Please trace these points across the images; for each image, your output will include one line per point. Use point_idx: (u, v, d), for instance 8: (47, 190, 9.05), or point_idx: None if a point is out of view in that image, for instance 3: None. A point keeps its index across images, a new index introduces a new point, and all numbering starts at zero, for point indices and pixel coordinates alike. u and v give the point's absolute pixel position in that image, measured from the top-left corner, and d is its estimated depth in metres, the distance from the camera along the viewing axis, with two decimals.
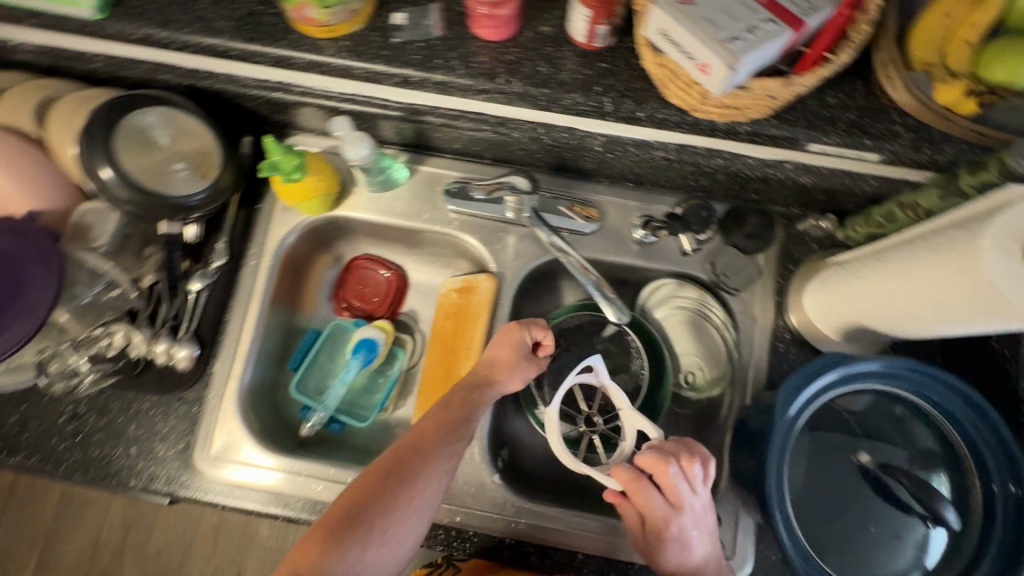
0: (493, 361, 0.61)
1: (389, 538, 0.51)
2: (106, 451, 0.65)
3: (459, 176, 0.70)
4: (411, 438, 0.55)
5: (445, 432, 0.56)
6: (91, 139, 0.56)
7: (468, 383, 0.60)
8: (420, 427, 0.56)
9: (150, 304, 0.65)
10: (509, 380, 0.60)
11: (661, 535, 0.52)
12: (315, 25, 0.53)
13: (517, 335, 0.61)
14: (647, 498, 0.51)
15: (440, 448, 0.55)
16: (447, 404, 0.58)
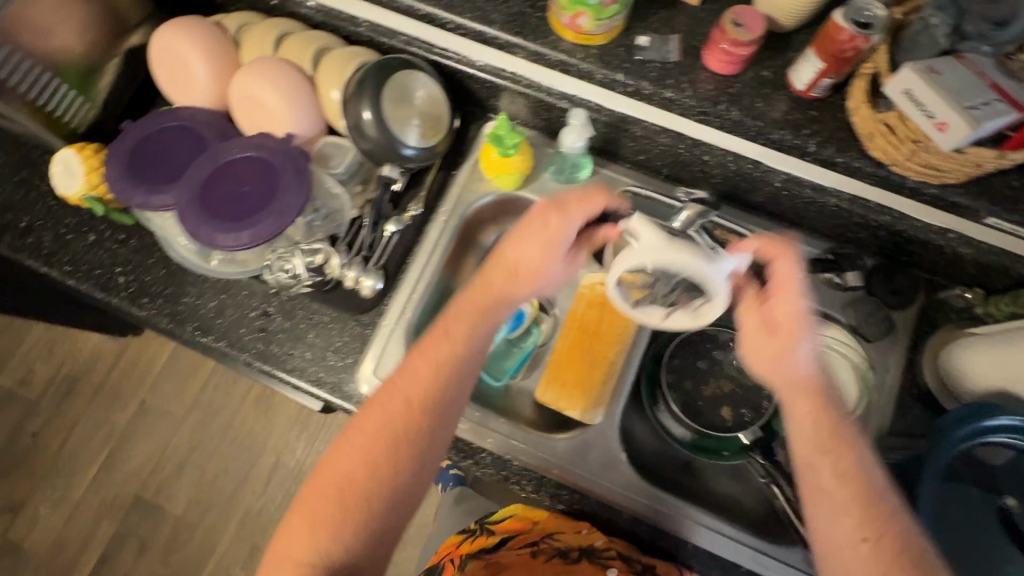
0: (517, 252, 0.60)
1: (395, 491, 0.55)
2: (284, 350, 0.73)
3: (633, 184, 0.78)
4: (408, 391, 0.57)
5: (443, 381, 0.57)
6: (364, 87, 0.67)
7: (485, 300, 0.60)
8: (410, 376, 0.57)
9: (354, 233, 0.75)
10: (541, 279, 0.60)
11: (795, 319, 0.55)
12: (579, 31, 0.63)
13: (554, 225, 0.59)
14: (779, 268, 0.56)
15: (437, 397, 0.57)
16: (438, 345, 0.58)
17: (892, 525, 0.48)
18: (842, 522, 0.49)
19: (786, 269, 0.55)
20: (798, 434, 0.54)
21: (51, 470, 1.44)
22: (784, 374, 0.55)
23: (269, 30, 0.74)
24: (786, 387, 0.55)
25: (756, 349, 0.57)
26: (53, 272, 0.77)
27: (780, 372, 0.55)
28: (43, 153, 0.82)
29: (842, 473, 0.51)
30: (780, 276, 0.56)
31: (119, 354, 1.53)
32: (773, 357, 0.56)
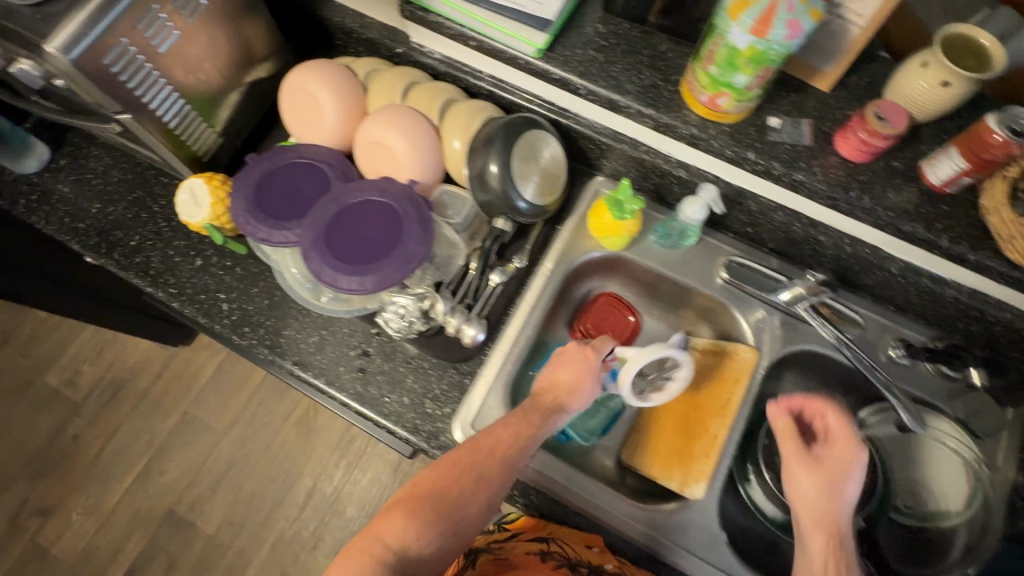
0: (568, 386, 0.68)
1: (466, 519, 0.59)
2: (381, 393, 0.73)
3: (736, 254, 0.79)
4: (495, 444, 0.61)
5: (520, 447, 0.62)
6: (493, 142, 0.69)
7: (548, 403, 0.66)
8: (498, 434, 0.62)
9: (460, 280, 0.75)
10: (582, 403, 0.68)
11: (842, 464, 0.62)
12: (716, 109, 0.64)
13: (593, 360, 0.69)
14: (831, 422, 0.65)
15: (515, 461, 0.62)
16: (521, 419, 0.64)
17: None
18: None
19: (842, 426, 0.64)
20: (817, 543, 0.58)
21: (88, 476, 1.43)
22: (820, 501, 0.60)
23: (398, 78, 0.76)
24: (823, 511, 0.59)
25: (805, 476, 0.62)
26: (159, 292, 0.78)
27: (818, 487, 0.61)
28: (156, 174, 0.83)
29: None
30: (836, 428, 0.64)
31: (166, 363, 1.52)
32: (819, 478, 0.61)
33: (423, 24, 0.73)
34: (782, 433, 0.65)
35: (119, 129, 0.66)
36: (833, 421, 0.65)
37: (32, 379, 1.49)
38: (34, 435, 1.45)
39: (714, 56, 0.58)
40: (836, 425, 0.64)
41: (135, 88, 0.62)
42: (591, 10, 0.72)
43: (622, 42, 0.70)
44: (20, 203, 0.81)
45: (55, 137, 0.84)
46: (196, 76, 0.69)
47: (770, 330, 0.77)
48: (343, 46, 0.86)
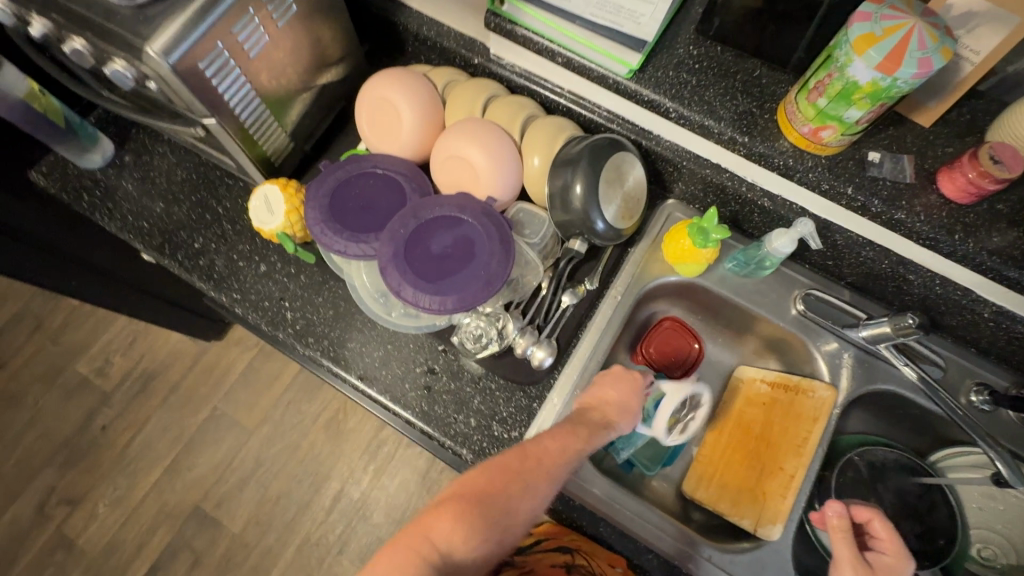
0: (613, 405, 0.63)
1: (521, 517, 0.49)
2: (447, 413, 0.71)
3: (812, 286, 0.77)
4: (544, 448, 0.54)
5: (567, 453, 0.55)
6: (579, 163, 0.67)
7: (595, 419, 0.61)
8: (546, 440, 0.55)
9: (530, 300, 0.74)
10: (622, 422, 0.63)
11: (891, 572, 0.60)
12: (817, 141, 0.62)
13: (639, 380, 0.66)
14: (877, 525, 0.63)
15: (563, 470, 0.54)
16: (575, 433, 0.58)
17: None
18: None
19: (895, 547, 0.61)
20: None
21: (115, 467, 1.42)
22: None
23: (477, 90, 0.74)
24: None
25: None
26: (222, 297, 0.76)
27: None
28: (221, 175, 0.82)
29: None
30: (885, 536, 0.62)
31: (196, 357, 1.50)
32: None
33: (507, 37, 0.70)
34: (834, 512, 0.62)
35: (202, 132, 0.65)
36: (882, 531, 0.62)
37: (63, 367, 1.48)
38: (63, 423, 1.44)
39: (826, 88, 0.56)
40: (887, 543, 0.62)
41: (224, 92, 0.61)
42: (683, 30, 0.69)
43: (715, 65, 0.68)
44: (83, 198, 0.80)
45: (120, 132, 0.83)
46: (278, 80, 0.68)
47: (846, 368, 0.75)
48: (414, 52, 0.84)
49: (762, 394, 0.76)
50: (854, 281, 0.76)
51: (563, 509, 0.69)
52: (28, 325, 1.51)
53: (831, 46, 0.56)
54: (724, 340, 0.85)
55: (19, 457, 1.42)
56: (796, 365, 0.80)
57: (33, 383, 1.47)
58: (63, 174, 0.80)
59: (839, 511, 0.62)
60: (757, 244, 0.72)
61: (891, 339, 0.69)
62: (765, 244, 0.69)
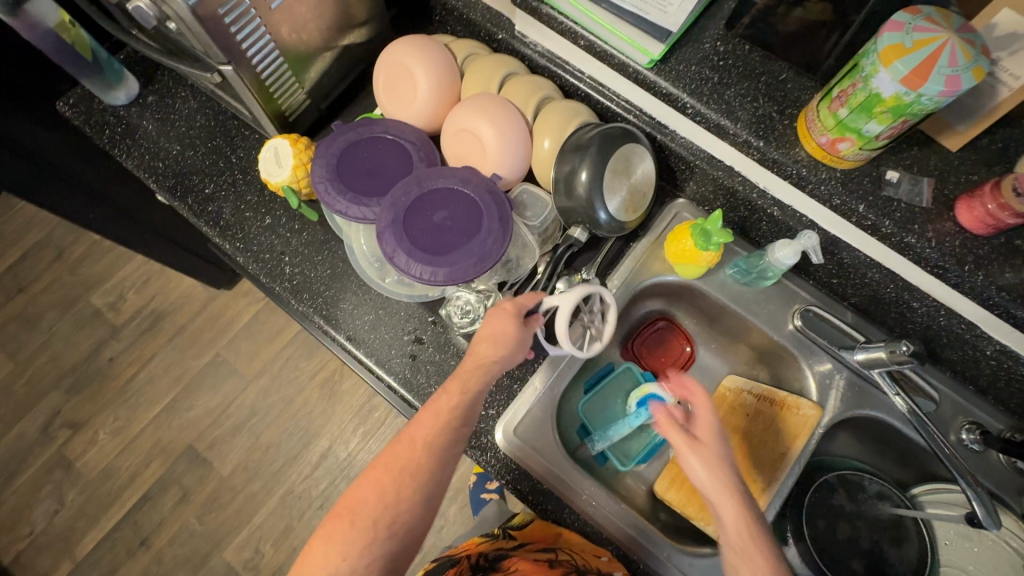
0: (495, 342, 0.61)
1: (401, 512, 0.56)
2: (429, 383, 0.72)
3: (813, 302, 0.75)
4: (417, 432, 0.59)
5: (444, 427, 0.59)
6: (588, 150, 0.66)
7: (470, 367, 0.61)
8: (423, 421, 0.59)
9: (525, 282, 0.73)
10: (508, 354, 0.61)
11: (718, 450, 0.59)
12: (833, 152, 0.60)
13: (508, 307, 0.63)
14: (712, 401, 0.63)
15: (440, 444, 0.58)
16: (450, 393, 0.60)
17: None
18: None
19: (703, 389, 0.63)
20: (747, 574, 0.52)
21: (117, 399, 1.47)
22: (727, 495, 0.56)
23: (496, 66, 0.73)
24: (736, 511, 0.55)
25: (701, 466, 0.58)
26: (226, 245, 0.78)
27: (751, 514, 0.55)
28: (237, 125, 0.83)
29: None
30: (701, 403, 0.63)
31: (205, 303, 1.54)
32: (717, 486, 0.57)
33: (532, 15, 0.70)
34: (670, 429, 0.60)
35: (217, 79, 0.65)
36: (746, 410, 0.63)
37: (78, 297, 1.54)
38: (73, 350, 1.50)
39: (848, 98, 0.54)
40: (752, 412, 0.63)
41: (242, 40, 0.61)
42: (712, 25, 0.67)
43: (740, 64, 0.66)
44: (105, 133, 0.82)
45: (146, 72, 0.84)
46: (298, 35, 0.68)
47: (835, 389, 0.74)
48: (440, 21, 0.83)
49: (746, 405, 0.76)
50: (856, 302, 0.74)
51: (533, 492, 0.70)
52: (50, 253, 1.56)
53: (858, 55, 0.54)
54: (717, 346, 0.84)
55: (31, 376, 1.48)
56: (787, 379, 0.79)
57: (49, 308, 1.53)
58: (88, 107, 0.82)
59: (707, 415, 0.62)
60: (760, 253, 0.70)
61: (884, 366, 0.67)
62: (768, 253, 0.67)
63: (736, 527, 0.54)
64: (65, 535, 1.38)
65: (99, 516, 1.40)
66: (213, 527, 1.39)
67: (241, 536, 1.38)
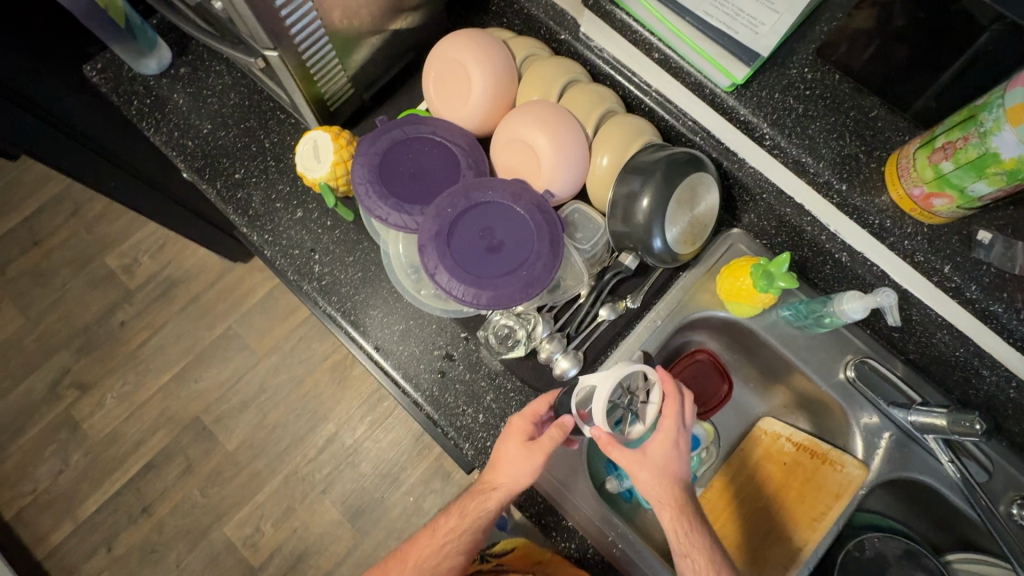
0: (502, 467, 0.59)
1: None
2: (457, 403, 0.69)
3: (868, 354, 0.71)
4: (420, 541, 0.65)
5: (438, 553, 0.63)
6: (652, 174, 0.61)
7: (479, 486, 0.61)
8: (421, 542, 0.64)
9: (565, 306, 0.70)
10: (512, 479, 0.58)
11: (685, 491, 0.58)
12: (925, 207, 0.55)
13: (515, 425, 0.61)
14: (676, 425, 0.58)
15: (429, 570, 0.63)
16: (455, 511, 0.63)
17: None
18: None
19: (674, 409, 0.58)
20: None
21: (127, 363, 1.46)
22: (686, 543, 0.56)
23: (558, 71, 0.68)
24: (692, 557, 0.56)
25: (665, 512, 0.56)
26: (254, 236, 0.74)
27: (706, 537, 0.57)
28: (273, 107, 0.78)
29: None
30: (665, 432, 0.58)
31: (219, 275, 1.51)
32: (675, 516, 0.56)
33: (604, 18, 0.65)
34: (639, 471, 0.56)
35: (262, 65, 0.60)
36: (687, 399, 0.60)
37: (94, 256, 1.51)
38: (86, 310, 1.48)
39: (956, 152, 0.49)
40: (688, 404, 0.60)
41: (291, 24, 0.56)
42: (801, 48, 0.62)
43: (828, 96, 0.61)
44: (133, 104, 0.77)
45: (179, 40, 0.79)
46: (349, 19, 0.62)
47: (881, 449, 0.70)
48: (498, 11, 0.77)
49: (784, 453, 0.73)
50: (914, 357, 0.70)
51: (558, 528, 0.68)
52: (66, 208, 1.53)
53: (975, 106, 0.48)
54: (756, 385, 0.80)
55: (41, 333, 1.46)
56: (828, 429, 0.75)
57: (64, 265, 1.50)
58: (117, 74, 0.78)
59: (678, 458, 0.58)
60: (823, 299, 0.66)
61: (941, 434, 0.63)
62: (834, 303, 0.63)
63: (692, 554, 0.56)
64: (68, 495, 1.39)
65: (103, 478, 1.39)
66: (215, 501, 1.39)
67: (242, 513, 1.38)
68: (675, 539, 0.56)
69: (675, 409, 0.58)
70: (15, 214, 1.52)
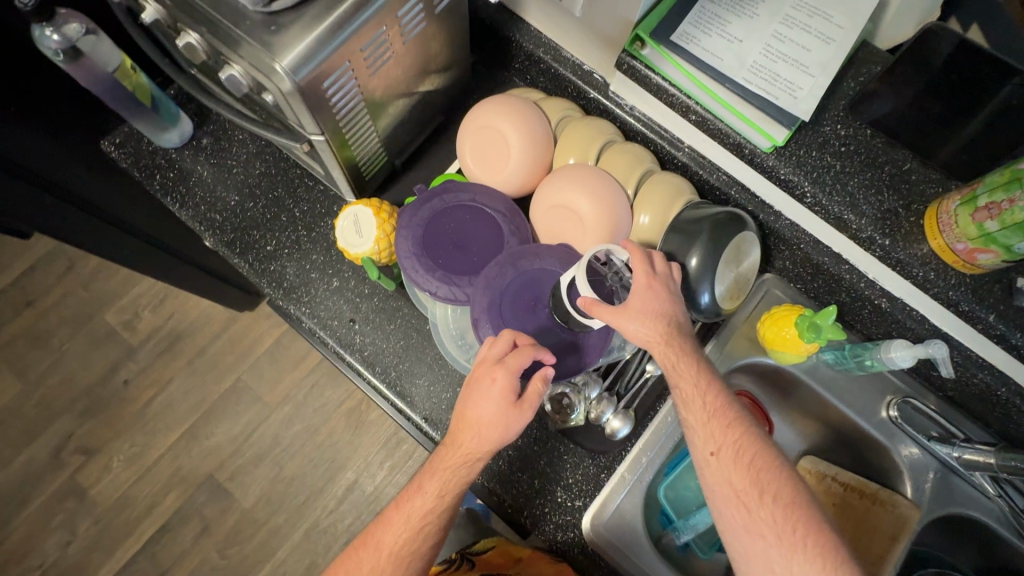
0: (486, 434, 0.52)
1: None
2: (511, 471, 0.68)
3: (904, 390, 0.73)
4: (386, 530, 0.54)
5: (416, 534, 0.53)
6: (698, 235, 0.62)
7: (458, 458, 0.53)
8: (391, 519, 0.54)
9: (612, 365, 0.70)
10: (500, 441, 0.52)
11: (688, 340, 0.55)
12: (968, 260, 0.57)
13: (502, 384, 0.52)
14: (649, 269, 0.56)
15: (408, 553, 0.53)
16: (428, 493, 0.54)
17: (779, 512, 0.48)
18: (732, 503, 0.50)
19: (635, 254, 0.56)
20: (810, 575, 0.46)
21: (133, 423, 1.41)
22: (695, 392, 0.54)
23: (595, 134, 0.69)
24: (699, 407, 0.53)
25: (673, 369, 0.54)
26: (291, 308, 0.73)
27: (790, 483, 0.49)
28: (301, 174, 0.77)
29: (783, 508, 0.48)
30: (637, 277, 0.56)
31: (225, 325, 1.48)
32: (739, 484, 0.50)
33: (638, 80, 0.66)
34: (625, 323, 0.54)
35: (307, 147, 0.60)
36: (657, 260, 0.58)
37: (92, 314, 1.46)
38: (86, 370, 1.43)
39: (1001, 213, 0.51)
40: (660, 262, 0.58)
41: (336, 104, 0.56)
42: (831, 105, 0.63)
43: (862, 151, 0.62)
44: (155, 179, 0.75)
45: (199, 110, 0.78)
46: (385, 91, 0.62)
47: (928, 486, 0.71)
48: (521, 69, 0.78)
49: (832, 493, 0.74)
50: (952, 394, 0.71)
51: None
52: (61, 264, 1.48)
53: (1018, 169, 0.51)
54: (795, 425, 0.81)
55: (41, 397, 1.41)
56: (871, 466, 0.76)
57: (61, 325, 1.45)
58: (137, 148, 0.76)
59: (658, 294, 0.55)
60: (866, 343, 0.68)
61: (987, 469, 0.65)
62: (881, 350, 0.65)
63: (774, 519, 0.48)
64: (78, 567, 1.32)
65: (114, 547, 1.34)
66: (235, 561, 1.34)
67: (264, 572, 1.34)
68: (675, 382, 0.54)
69: (640, 251, 0.56)
70: (6, 275, 1.47)
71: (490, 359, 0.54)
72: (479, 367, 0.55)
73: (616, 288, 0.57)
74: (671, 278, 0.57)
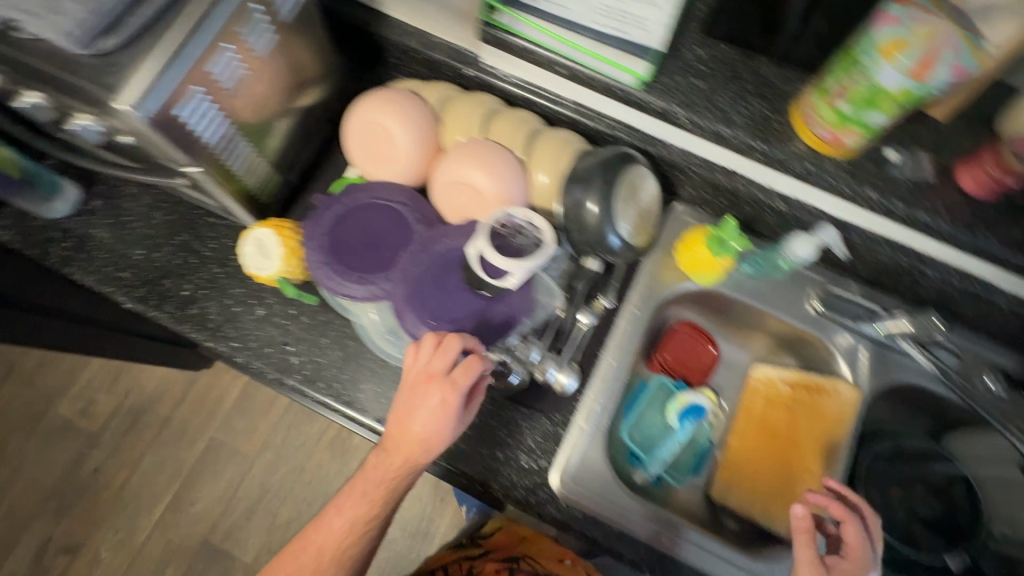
0: (426, 443, 0.57)
1: None
2: (473, 449, 0.68)
3: (822, 282, 0.76)
4: (331, 528, 0.59)
5: (358, 538, 0.59)
6: (591, 180, 0.64)
7: (402, 462, 0.58)
8: (335, 517, 0.59)
9: (546, 325, 0.70)
10: (440, 447, 0.58)
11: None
12: (838, 145, 0.61)
13: (450, 403, 0.56)
14: (861, 536, 0.57)
15: (352, 549, 0.59)
16: (373, 494, 0.58)
17: None
18: None
19: (853, 529, 0.57)
20: None
21: (112, 509, 1.37)
22: None
23: (476, 107, 0.70)
24: None
25: None
26: (220, 347, 0.72)
27: None
28: (202, 214, 0.76)
29: None
30: (850, 542, 0.57)
31: (186, 389, 1.44)
32: None
33: (505, 49, 0.68)
34: None
35: (186, 182, 0.60)
36: (871, 523, 0.59)
37: (44, 411, 1.41)
38: (51, 468, 1.38)
39: (849, 94, 0.55)
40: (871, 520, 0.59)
41: (202, 135, 0.55)
42: (687, 31, 0.66)
43: (724, 67, 0.65)
44: (52, 252, 0.73)
45: (83, 174, 0.76)
46: (256, 111, 0.62)
47: (863, 364, 0.75)
48: (398, 63, 0.79)
49: (781, 394, 0.78)
50: (866, 275, 0.76)
51: (604, 536, 0.68)
52: None
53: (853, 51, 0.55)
54: (737, 340, 0.84)
55: (9, 507, 1.35)
56: (814, 360, 0.79)
57: (13, 429, 1.39)
58: (25, 226, 0.74)
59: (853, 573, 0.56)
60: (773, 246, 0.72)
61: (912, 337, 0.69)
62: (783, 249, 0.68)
63: None
64: None
65: None
66: None
67: None
68: None
69: (855, 520, 0.57)
70: None
71: (429, 368, 0.57)
72: (426, 381, 0.57)
73: (522, 247, 0.60)
74: (872, 531, 0.59)
